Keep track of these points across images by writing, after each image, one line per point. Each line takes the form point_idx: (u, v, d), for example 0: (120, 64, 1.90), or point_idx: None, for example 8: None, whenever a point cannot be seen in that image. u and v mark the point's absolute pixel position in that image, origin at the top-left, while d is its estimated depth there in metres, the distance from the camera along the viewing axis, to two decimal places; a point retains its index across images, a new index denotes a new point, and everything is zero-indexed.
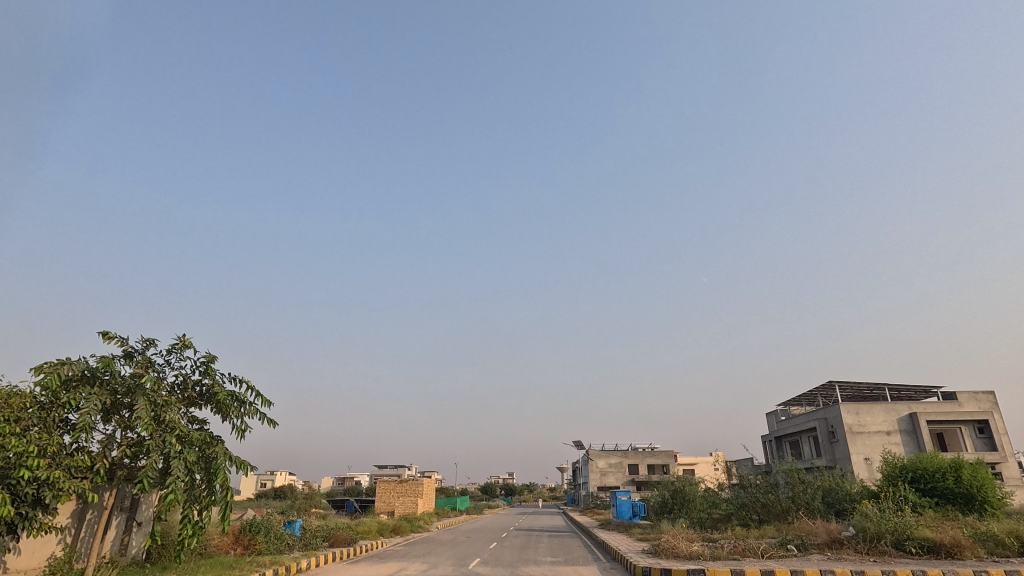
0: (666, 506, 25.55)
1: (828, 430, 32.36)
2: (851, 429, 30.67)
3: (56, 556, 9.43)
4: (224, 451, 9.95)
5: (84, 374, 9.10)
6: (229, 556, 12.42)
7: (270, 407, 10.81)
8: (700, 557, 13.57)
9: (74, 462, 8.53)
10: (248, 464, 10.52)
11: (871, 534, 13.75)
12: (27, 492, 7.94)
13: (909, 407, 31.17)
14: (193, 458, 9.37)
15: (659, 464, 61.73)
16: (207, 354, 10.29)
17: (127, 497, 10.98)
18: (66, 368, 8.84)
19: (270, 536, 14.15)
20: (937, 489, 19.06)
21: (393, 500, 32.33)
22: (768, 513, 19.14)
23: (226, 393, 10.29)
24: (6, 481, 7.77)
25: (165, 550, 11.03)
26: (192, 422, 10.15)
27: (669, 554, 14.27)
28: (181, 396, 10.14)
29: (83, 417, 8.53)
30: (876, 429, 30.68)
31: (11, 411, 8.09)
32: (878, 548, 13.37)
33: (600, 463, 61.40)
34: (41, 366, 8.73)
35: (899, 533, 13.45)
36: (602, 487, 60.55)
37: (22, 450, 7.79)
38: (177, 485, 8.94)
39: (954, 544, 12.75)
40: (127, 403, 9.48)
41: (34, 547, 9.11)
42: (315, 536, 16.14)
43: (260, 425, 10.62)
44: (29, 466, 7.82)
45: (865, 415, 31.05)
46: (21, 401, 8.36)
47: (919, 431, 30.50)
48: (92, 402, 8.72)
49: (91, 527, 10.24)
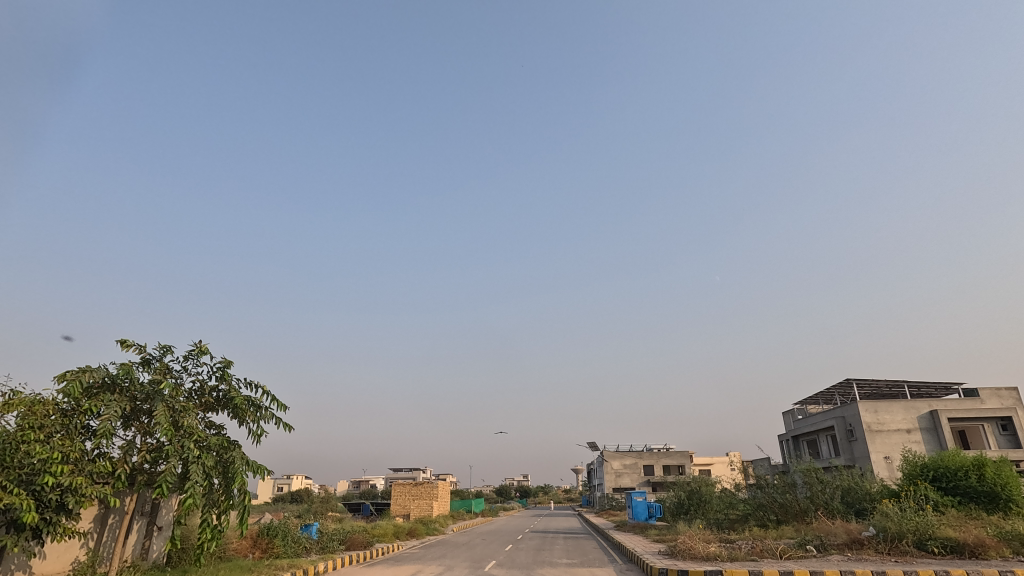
0: (682, 507, 25.33)
1: (845, 429, 31.99)
2: (869, 427, 30.24)
3: (80, 560, 9.61)
4: (241, 456, 10.06)
5: (104, 382, 9.30)
6: (248, 559, 12.53)
7: (285, 411, 11.02)
8: (718, 557, 13.46)
9: (96, 468, 8.71)
10: (264, 468, 10.67)
11: (892, 534, 13.51)
12: (51, 497, 8.10)
13: (930, 405, 30.64)
14: (211, 462, 9.51)
15: (675, 464, 61.29)
16: (223, 361, 10.46)
17: (147, 502, 11.17)
18: (87, 376, 9.04)
19: (288, 540, 14.26)
20: (959, 488, 18.71)
21: (408, 503, 32.41)
22: (786, 513, 18.93)
23: (243, 397, 10.42)
24: (30, 487, 7.94)
25: (185, 554, 11.24)
26: (209, 428, 10.30)
27: (686, 555, 14.15)
28: (198, 401, 10.28)
29: (105, 423, 8.72)
30: (896, 427, 30.17)
31: (35, 418, 8.23)
32: (900, 548, 13.14)
33: (615, 464, 61.05)
34: (63, 374, 8.92)
35: (921, 533, 13.24)
36: (618, 488, 60.31)
37: (46, 457, 7.95)
38: (196, 489, 9.08)
39: (978, 544, 12.49)
40: (146, 409, 9.67)
41: (58, 552, 9.29)
42: (332, 539, 16.29)
43: (275, 429, 10.80)
44: (52, 472, 7.97)
45: (884, 413, 30.56)
46: (44, 408, 8.52)
47: (941, 429, 29.94)
48: (113, 408, 8.91)
49: (112, 532, 10.41)
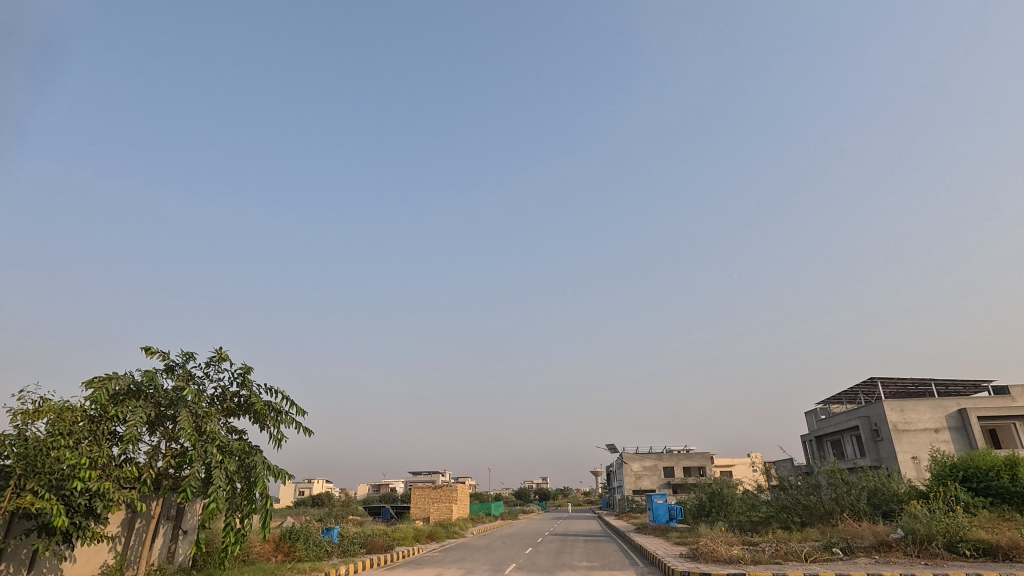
0: (704, 509, 25.01)
1: (870, 429, 31.34)
2: (895, 427, 29.57)
3: (109, 563, 9.81)
4: (262, 461, 10.20)
5: (130, 388, 9.51)
6: (270, 563, 12.64)
7: (304, 416, 11.18)
8: (741, 561, 13.24)
9: (123, 473, 8.89)
10: (285, 472, 10.79)
11: (922, 536, 13.19)
12: (80, 502, 8.28)
13: (958, 403, 29.88)
14: (233, 467, 9.66)
15: (695, 466, 60.52)
16: (243, 367, 10.63)
17: (173, 507, 11.36)
18: (114, 383, 9.25)
19: (309, 543, 14.38)
20: (991, 488, 18.23)
21: (428, 507, 32.50)
22: (811, 515, 18.63)
23: (264, 403, 10.58)
24: (60, 492, 8.13)
25: (209, 558, 11.42)
26: (231, 433, 10.46)
27: (708, 558, 13.95)
28: (220, 407, 10.45)
29: (131, 429, 8.91)
30: (923, 427, 29.47)
31: (64, 425, 8.41)
32: (930, 551, 12.82)
33: (635, 466, 60.54)
34: (91, 381, 9.14)
35: (952, 535, 12.89)
36: (638, 491, 59.79)
37: (75, 462, 8.14)
38: (219, 493, 9.23)
39: (1012, 546, 12.14)
40: (170, 415, 9.86)
41: (87, 555, 9.52)
42: (352, 542, 16.39)
43: (295, 433, 10.96)
44: (81, 477, 8.16)
45: (910, 412, 29.87)
46: (72, 415, 8.68)
47: (971, 428, 29.15)
48: (138, 414, 9.11)
49: (139, 536, 10.60)
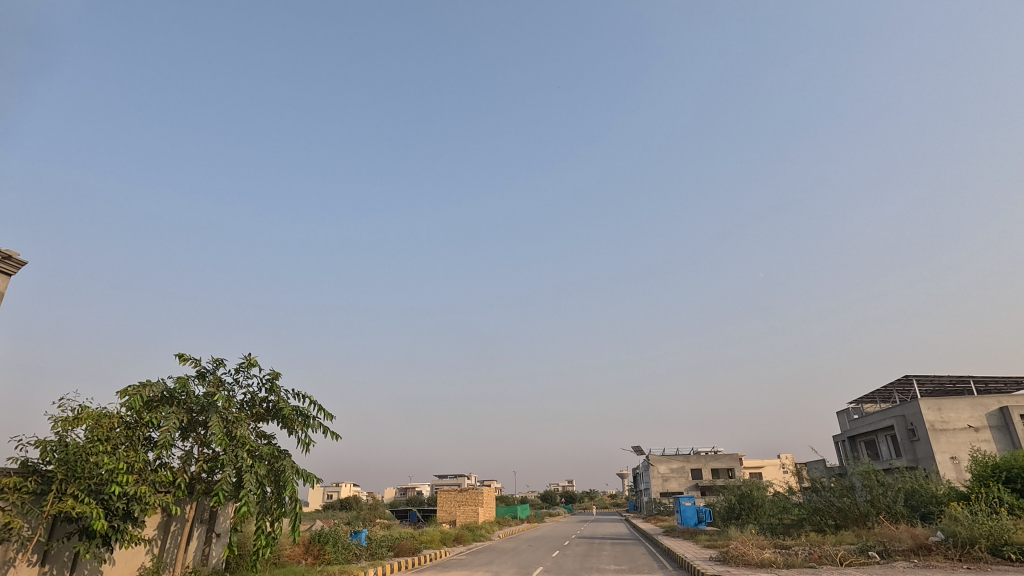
0: (733, 511, 24.55)
1: (906, 428, 30.41)
2: (933, 426, 28.64)
3: (146, 565, 10.10)
4: (291, 464, 10.40)
5: (163, 395, 9.78)
6: (300, 565, 12.86)
7: (331, 420, 11.37)
8: (773, 565, 12.96)
9: (158, 477, 9.13)
10: (314, 476, 10.96)
11: (963, 539, 12.75)
12: (118, 505, 8.53)
13: (999, 402, 28.77)
14: (263, 471, 9.84)
15: (724, 468, 59.48)
16: (271, 372, 10.85)
17: (206, 510, 11.63)
18: (147, 390, 9.50)
19: (339, 546, 14.56)
20: None
21: (454, 509, 32.67)
22: (845, 517, 18.20)
23: (291, 408, 10.77)
24: (98, 496, 8.39)
25: (242, 561, 11.64)
26: (261, 437, 10.66)
27: (739, 561, 13.66)
28: (250, 412, 10.67)
29: (164, 434, 9.17)
30: (962, 426, 28.48)
31: (102, 431, 8.66)
32: (972, 555, 12.37)
33: (662, 468, 59.89)
34: (126, 389, 9.41)
35: (996, 538, 12.41)
36: (665, 493, 59.07)
37: (113, 467, 8.39)
38: (249, 497, 9.40)
39: None
40: (202, 420, 10.10)
41: (125, 558, 9.79)
42: (380, 545, 16.53)
43: (323, 437, 11.13)
44: (119, 482, 8.41)
45: (948, 411, 28.91)
46: (109, 421, 8.93)
47: (1013, 427, 28.05)
48: (171, 420, 9.37)
49: (174, 539, 10.87)
